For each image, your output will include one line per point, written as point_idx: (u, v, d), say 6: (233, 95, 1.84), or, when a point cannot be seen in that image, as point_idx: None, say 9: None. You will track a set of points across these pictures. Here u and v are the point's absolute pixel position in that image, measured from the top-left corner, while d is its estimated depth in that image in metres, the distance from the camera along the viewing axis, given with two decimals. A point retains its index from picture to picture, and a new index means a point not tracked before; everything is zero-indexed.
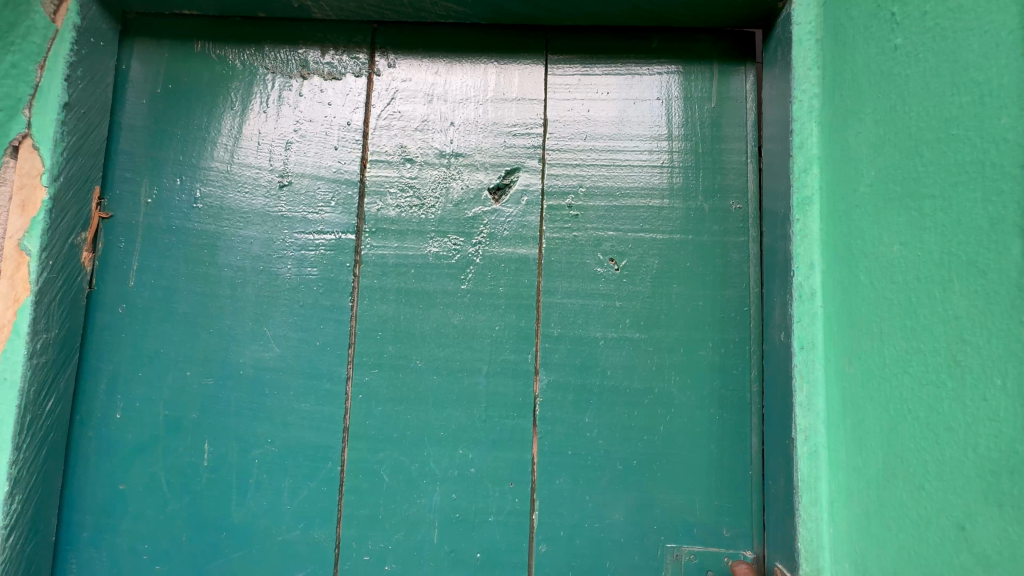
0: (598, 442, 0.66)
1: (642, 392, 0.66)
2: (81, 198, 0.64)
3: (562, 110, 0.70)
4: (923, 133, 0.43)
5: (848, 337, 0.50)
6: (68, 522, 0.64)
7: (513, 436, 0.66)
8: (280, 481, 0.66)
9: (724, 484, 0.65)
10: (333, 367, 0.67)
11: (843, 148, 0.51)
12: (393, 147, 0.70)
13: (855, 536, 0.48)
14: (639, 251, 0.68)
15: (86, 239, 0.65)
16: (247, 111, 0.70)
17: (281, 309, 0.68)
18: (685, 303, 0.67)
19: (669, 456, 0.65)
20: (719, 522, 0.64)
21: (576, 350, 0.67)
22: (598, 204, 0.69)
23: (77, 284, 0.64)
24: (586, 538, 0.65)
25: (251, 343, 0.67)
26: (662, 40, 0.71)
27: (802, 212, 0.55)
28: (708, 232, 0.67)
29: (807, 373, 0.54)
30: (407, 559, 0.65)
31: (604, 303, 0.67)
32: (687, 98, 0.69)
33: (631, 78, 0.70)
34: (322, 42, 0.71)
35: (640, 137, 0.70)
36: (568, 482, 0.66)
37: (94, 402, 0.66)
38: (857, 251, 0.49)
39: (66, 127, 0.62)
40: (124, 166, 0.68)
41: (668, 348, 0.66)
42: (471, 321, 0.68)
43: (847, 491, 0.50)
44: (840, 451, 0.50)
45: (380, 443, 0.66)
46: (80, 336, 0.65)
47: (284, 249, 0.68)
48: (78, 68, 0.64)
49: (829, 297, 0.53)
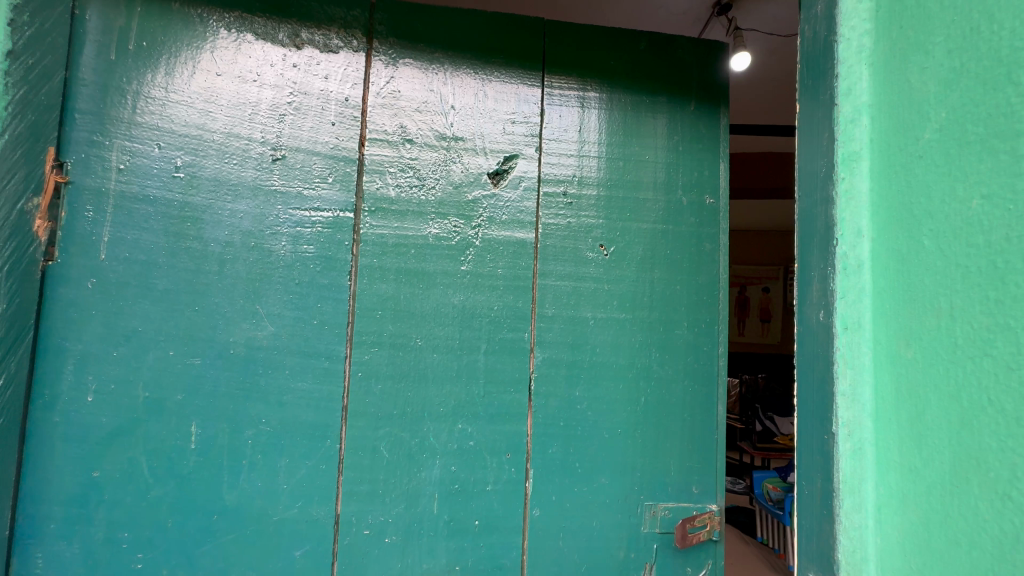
0: (587, 413, 0.70)
1: (626, 366, 0.71)
2: (34, 159, 0.57)
3: (558, 102, 0.73)
4: (1016, 55, 0.34)
5: (906, 315, 0.42)
6: (31, 515, 0.59)
7: (511, 409, 0.68)
8: (276, 461, 0.64)
9: (694, 448, 0.72)
10: (331, 345, 0.65)
11: (903, 90, 0.43)
12: (393, 126, 0.68)
13: (910, 549, 0.41)
14: (626, 238, 0.72)
15: (40, 206, 0.58)
16: (233, 77, 0.65)
17: (275, 287, 0.64)
18: (664, 287, 0.72)
19: (650, 425, 0.71)
20: (689, 481, 0.72)
21: (569, 329, 0.70)
22: (590, 193, 0.72)
23: (31, 254, 0.57)
24: (577, 503, 0.69)
25: (242, 322, 0.64)
26: (650, 42, 0.75)
27: (847, 169, 0.47)
28: (685, 224, 0.74)
29: (851, 359, 0.46)
30: (407, 531, 0.66)
31: (594, 286, 0.71)
32: (670, 97, 0.75)
33: (623, 74, 0.74)
34: (318, 18, 0.68)
35: (628, 131, 0.74)
36: (560, 452, 0.69)
37: (59, 384, 0.60)
38: (920, 211, 0.41)
39: (11, 80, 0.55)
40: (89, 128, 0.61)
41: (649, 327, 0.72)
42: (470, 302, 0.68)
43: (899, 497, 0.42)
44: (892, 450, 0.43)
45: (380, 420, 0.66)
46: (36, 312, 0.59)
47: (278, 224, 0.65)
48: (25, 12, 0.55)
49: (880, 269, 0.45)
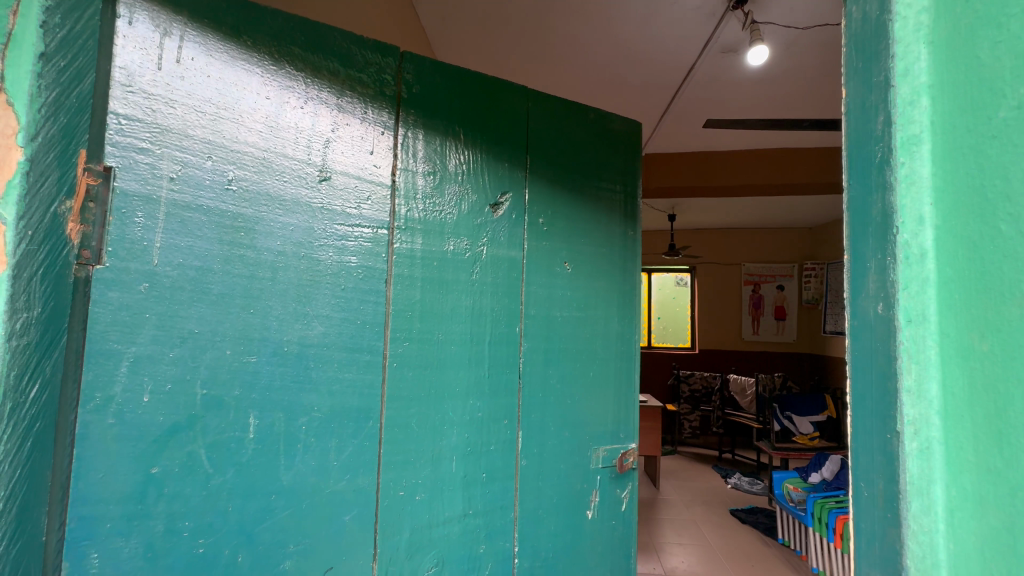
0: (557, 382, 1.03)
1: (582, 348, 1.08)
2: (65, 162, 0.55)
3: (540, 151, 1.02)
4: None
5: (980, 305, 0.40)
6: (83, 517, 0.56)
7: (507, 386, 0.95)
8: (326, 443, 0.72)
9: (620, 408, 1.15)
10: (372, 341, 0.77)
11: (972, 67, 0.41)
12: (420, 160, 0.85)
13: (990, 555, 0.38)
14: (582, 258, 1.08)
15: (72, 209, 0.56)
16: (281, 101, 0.70)
17: (323, 292, 0.73)
18: (607, 290, 1.13)
19: (597, 391, 1.10)
20: (617, 429, 1.13)
21: (544, 324, 1.01)
22: (560, 223, 1.04)
23: (63, 257, 0.55)
24: (551, 451, 1.01)
25: (295, 322, 0.71)
26: (595, 117, 1.13)
27: (907, 153, 0.45)
28: (618, 249, 1.16)
29: (915, 353, 0.44)
30: (432, 489, 0.84)
31: (563, 292, 1.04)
32: (610, 160, 1.15)
33: (582, 137, 1.10)
34: (357, 61, 0.78)
35: (586, 180, 1.10)
36: (540, 416, 1.00)
37: (112, 387, 0.58)
38: (995, 195, 0.39)
39: (44, 82, 0.53)
40: (136, 135, 0.60)
41: (597, 319, 1.11)
42: (478, 304, 0.91)
43: (975, 499, 0.40)
44: (965, 448, 0.40)
45: (410, 401, 0.82)
46: (70, 317, 0.56)
47: (325, 237, 0.73)
48: (56, 14, 0.54)
49: (946, 257, 0.42)
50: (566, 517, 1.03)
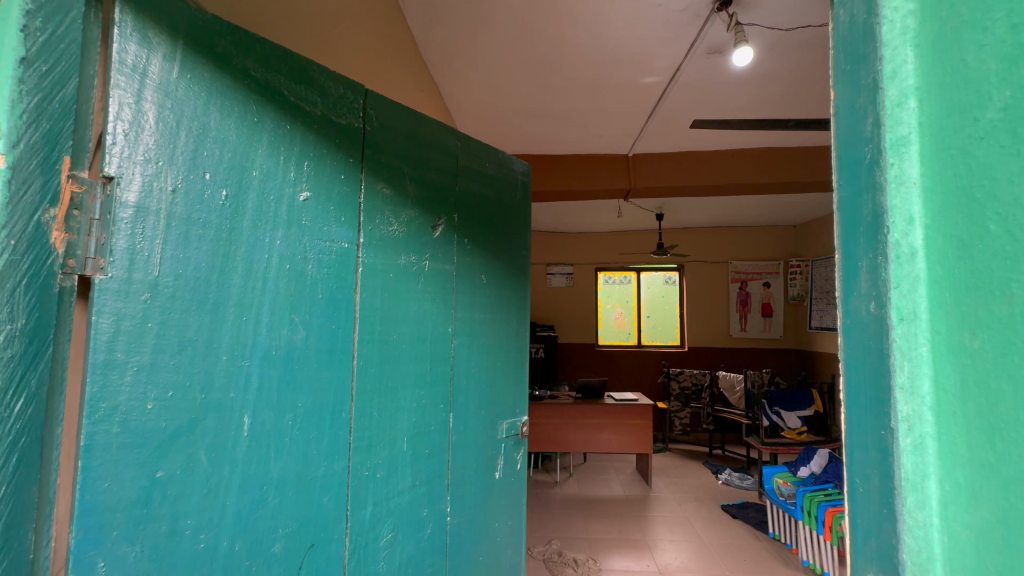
0: (474, 369, 1.24)
1: (493, 344, 1.31)
2: (48, 168, 0.52)
3: (466, 184, 1.22)
4: None
5: (969, 303, 0.41)
6: (90, 527, 0.54)
7: (441, 376, 1.11)
8: (309, 435, 0.79)
9: (517, 389, 1.42)
10: (344, 343, 0.86)
11: (958, 69, 0.41)
12: (381, 184, 0.96)
13: (984, 547, 0.39)
14: (493, 273, 1.32)
15: (56, 217, 0.53)
16: (267, 124, 0.75)
17: (305, 300, 0.79)
18: (509, 299, 1.39)
19: (501, 376, 1.34)
20: (515, 406, 1.40)
21: (467, 323, 1.21)
22: (479, 244, 1.26)
23: (47, 266, 0.52)
24: (472, 427, 1.22)
25: (281, 328, 0.75)
26: (503, 158, 1.37)
27: (897, 155, 0.46)
28: (516, 266, 1.44)
29: (908, 351, 0.44)
30: (389, 465, 0.96)
31: (480, 299, 1.26)
32: (512, 192, 1.42)
33: (496, 173, 1.34)
34: (330, 93, 0.86)
35: (497, 209, 1.34)
36: (465, 401, 1.20)
37: (117, 396, 0.57)
38: (982, 194, 0.39)
39: (26, 87, 0.49)
40: (134, 146, 0.59)
41: (503, 320, 1.36)
42: (424, 309, 1.06)
43: (968, 493, 0.40)
44: (959, 443, 0.41)
45: (374, 395, 0.93)
46: (53, 329, 0.53)
47: (306, 251, 0.80)
48: (38, 18, 0.50)
49: (936, 256, 0.43)
50: (481, 480, 1.25)
